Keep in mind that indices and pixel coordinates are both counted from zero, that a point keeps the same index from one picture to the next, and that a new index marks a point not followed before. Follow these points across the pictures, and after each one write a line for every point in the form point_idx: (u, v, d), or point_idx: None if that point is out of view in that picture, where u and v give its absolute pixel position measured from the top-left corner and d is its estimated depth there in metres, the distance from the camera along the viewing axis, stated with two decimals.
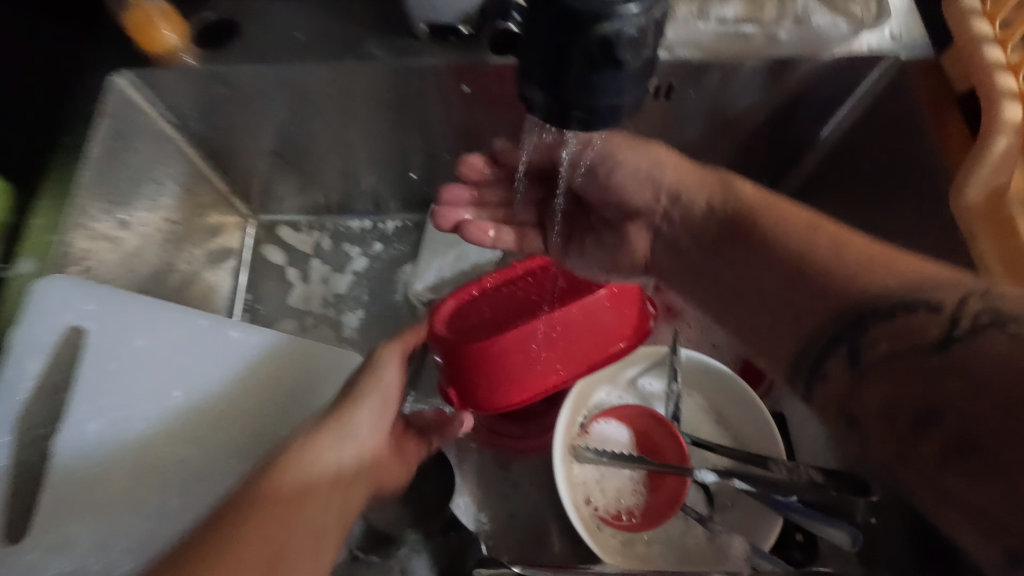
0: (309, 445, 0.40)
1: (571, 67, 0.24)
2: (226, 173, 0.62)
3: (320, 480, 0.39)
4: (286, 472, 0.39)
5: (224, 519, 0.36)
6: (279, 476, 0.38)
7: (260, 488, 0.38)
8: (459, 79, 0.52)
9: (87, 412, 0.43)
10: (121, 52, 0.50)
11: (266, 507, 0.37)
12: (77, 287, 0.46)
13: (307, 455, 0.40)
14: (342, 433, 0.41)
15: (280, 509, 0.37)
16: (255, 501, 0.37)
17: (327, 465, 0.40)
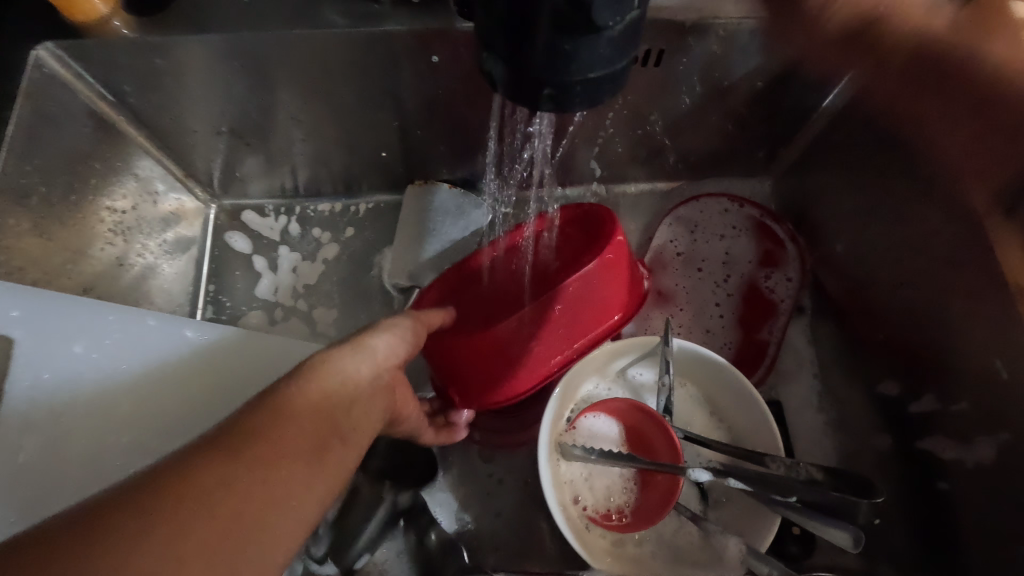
0: (341, 355, 0.35)
1: (538, 40, 0.20)
2: (179, 154, 0.57)
3: (346, 391, 0.33)
4: (311, 379, 0.32)
5: (212, 437, 0.28)
6: (302, 380, 0.32)
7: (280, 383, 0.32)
8: (427, 48, 0.47)
9: (20, 428, 0.39)
10: (44, 21, 0.45)
11: (257, 425, 0.29)
12: (6, 291, 0.42)
13: (334, 360, 0.34)
14: (377, 345, 0.37)
15: (297, 404, 0.30)
16: (264, 412, 0.29)
17: (343, 380, 0.34)
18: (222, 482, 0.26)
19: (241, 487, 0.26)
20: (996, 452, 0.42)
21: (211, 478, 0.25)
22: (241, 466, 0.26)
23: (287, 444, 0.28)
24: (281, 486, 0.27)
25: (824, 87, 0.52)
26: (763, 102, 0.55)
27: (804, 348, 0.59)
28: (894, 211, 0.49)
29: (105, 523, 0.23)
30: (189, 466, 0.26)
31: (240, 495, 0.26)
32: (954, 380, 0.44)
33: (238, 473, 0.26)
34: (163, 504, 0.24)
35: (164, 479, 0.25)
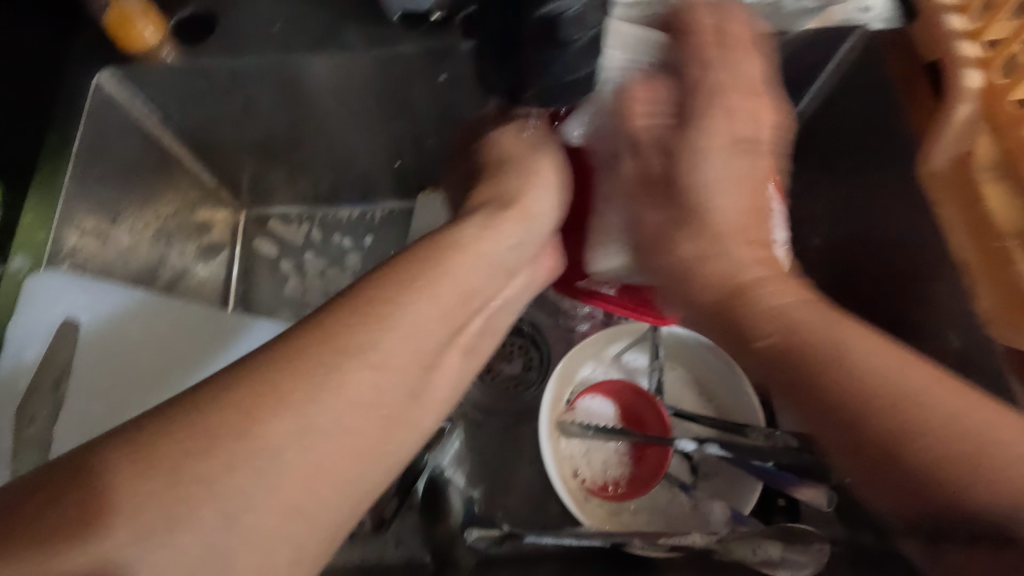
0: (479, 235, 0.35)
1: None
2: (212, 166, 0.63)
3: (479, 288, 0.34)
4: (440, 266, 0.32)
5: (324, 338, 0.27)
6: (436, 276, 0.32)
7: (406, 272, 0.31)
8: (436, 67, 0.53)
9: (85, 398, 0.45)
10: (105, 48, 0.51)
11: (368, 334, 0.28)
12: (69, 281, 0.47)
13: (475, 245, 0.34)
14: (518, 230, 0.36)
15: (420, 303, 0.30)
16: (375, 305, 0.29)
17: (488, 269, 0.34)
18: (329, 415, 0.26)
19: (344, 414, 0.27)
20: None
21: (314, 403, 0.26)
22: (348, 385, 0.27)
23: (400, 363, 0.29)
24: (383, 399, 0.28)
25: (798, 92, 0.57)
26: None
27: None
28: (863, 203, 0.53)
29: (204, 447, 0.24)
30: (293, 386, 0.26)
31: (333, 421, 0.26)
32: None
33: (345, 399, 0.27)
34: (270, 433, 0.25)
35: (267, 398, 0.25)
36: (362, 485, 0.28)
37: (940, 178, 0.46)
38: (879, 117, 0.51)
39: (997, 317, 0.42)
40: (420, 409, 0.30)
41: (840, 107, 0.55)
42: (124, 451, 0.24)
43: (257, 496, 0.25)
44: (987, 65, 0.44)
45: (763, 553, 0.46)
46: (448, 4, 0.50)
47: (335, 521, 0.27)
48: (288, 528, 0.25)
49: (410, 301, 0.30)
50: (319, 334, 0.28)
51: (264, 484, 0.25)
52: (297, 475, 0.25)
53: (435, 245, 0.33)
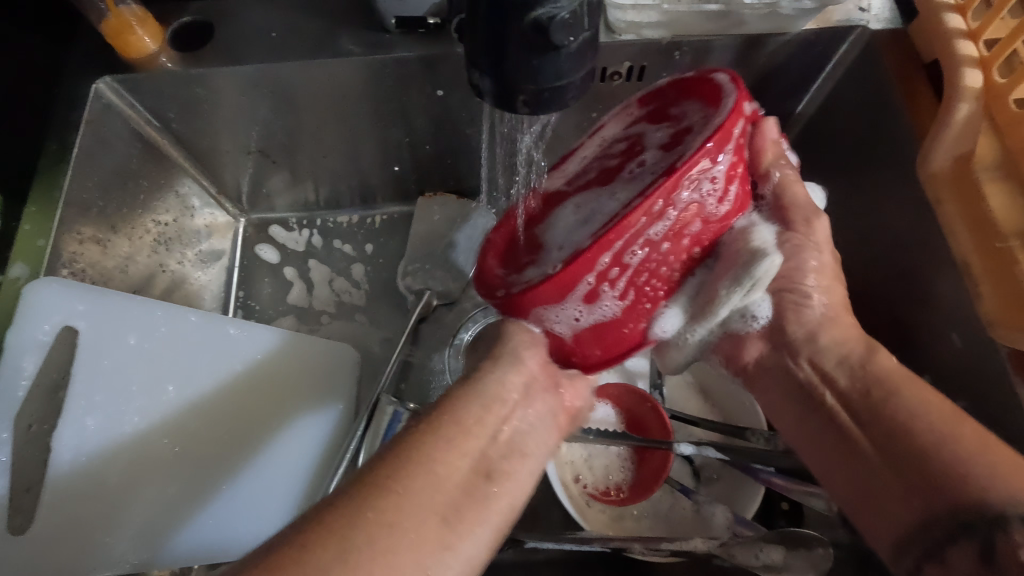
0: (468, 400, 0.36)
1: (511, 52, 0.25)
2: (212, 173, 0.63)
3: (483, 432, 0.35)
4: (452, 431, 0.34)
5: (360, 492, 0.30)
6: (455, 429, 0.34)
7: (438, 422, 0.34)
8: (434, 72, 0.53)
9: (84, 408, 0.45)
10: (103, 56, 0.52)
11: (411, 466, 0.31)
12: (69, 289, 0.46)
13: (485, 408, 0.36)
14: (518, 377, 0.39)
15: (443, 471, 0.32)
16: (413, 451, 0.32)
17: (491, 416, 0.36)
18: (395, 512, 0.29)
19: (402, 515, 0.29)
20: None
21: (378, 501, 0.29)
22: (397, 502, 0.30)
23: (438, 485, 0.31)
24: (416, 527, 0.29)
25: (796, 93, 0.57)
26: None
27: None
28: (861, 203, 0.53)
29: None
30: (360, 493, 0.30)
31: (397, 524, 0.29)
32: (919, 357, 0.49)
33: (397, 507, 0.29)
34: (346, 530, 0.28)
35: (354, 487, 0.30)
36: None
37: (943, 178, 0.45)
38: (878, 118, 0.51)
39: (995, 321, 0.41)
40: (455, 536, 0.30)
41: (838, 108, 0.55)
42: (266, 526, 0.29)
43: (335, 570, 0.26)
44: (986, 64, 0.43)
45: (765, 558, 0.45)
46: (444, 9, 0.50)
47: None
48: None
49: (440, 452, 0.33)
50: (357, 511, 0.29)
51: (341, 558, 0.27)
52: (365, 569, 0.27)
53: (447, 403, 0.36)
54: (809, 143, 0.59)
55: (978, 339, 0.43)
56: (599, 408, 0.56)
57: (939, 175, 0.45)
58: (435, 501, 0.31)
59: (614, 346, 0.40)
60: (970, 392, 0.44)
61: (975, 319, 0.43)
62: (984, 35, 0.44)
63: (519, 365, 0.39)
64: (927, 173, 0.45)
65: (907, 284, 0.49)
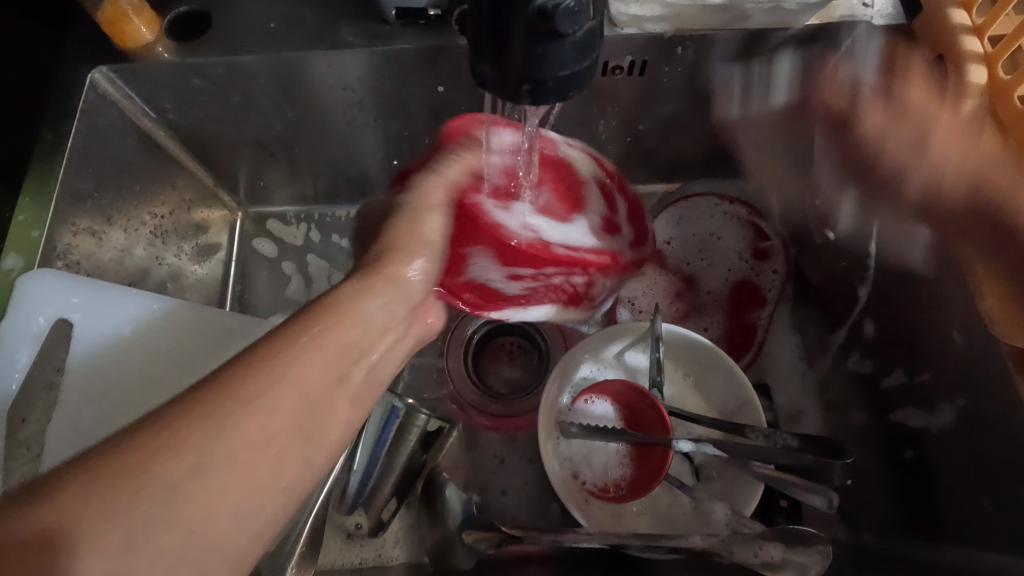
0: (351, 298, 0.35)
1: (515, 40, 0.24)
2: (209, 165, 0.63)
3: (357, 339, 0.34)
4: (326, 329, 0.32)
5: (203, 397, 0.28)
6: (315, 333, 0.32)
7: (305, 325, 0.32)
8: (435, 65, 0.53)
9: (77, 401, 0.44)
10: (98, 45, 0.51)
11: (261, 380, 0.29)
12: (63, 281, 0.46)
13: (347, 316, 0.34)
14: (389, 294, 0.36)
15: (298, 366, 0.31)
16: (265, 356, 0.30)
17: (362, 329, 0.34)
18: (239, 434, 0.28)
19: (243, 438, 0.28)
20: (955, 417, 0.46)
21: (212, 426, 0.27)
22: (238, 423, 0.28)
23: (292, 400, 0.30)
24: (265, 448, 0.29)
25: (797, 90, 0.57)
26: (743, 105, 0.59)
27: (790, 338, 0.62)
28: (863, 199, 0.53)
29: (114, 546, 0.24)
30: (199, 412, 0.27)
31: (238, 443, 0.28)
32: (920, 354, 0.49)
33: (236, 430, 0.28)
34: (173, 465, 0.26)
35: (191, 401, 0.28)
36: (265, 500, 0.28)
37: (948, 176, 0.45)
38: None
39: (998, 318, 0.41)
40: (307, 450, 0.30)
41: None
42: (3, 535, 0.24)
43: (164, 501, 0.25)
44: (991, 61, 0.43)
45: (765, 556, 0.45)
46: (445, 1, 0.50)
47: (232, 551, 0.27)
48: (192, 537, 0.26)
49: (297, 358, 0.31)
50: (179, 419, 0.27)
51: (163, 498, 0.25)
52: (189, 508, 0.26)
53: (322, 309, 0.33)
54: None
55: (982, 336, 0.43)
56: (600, 404, 0.55)
57: (943, 173, 0.45)
58: (284, 414, 0.29)
59: (481, 298, 0.44)
60: (971, 389, 0.44)
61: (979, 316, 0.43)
62: (989, 31, 0.43)
63: (406, 296, 0.38)
64: (932, 171, 0.46)
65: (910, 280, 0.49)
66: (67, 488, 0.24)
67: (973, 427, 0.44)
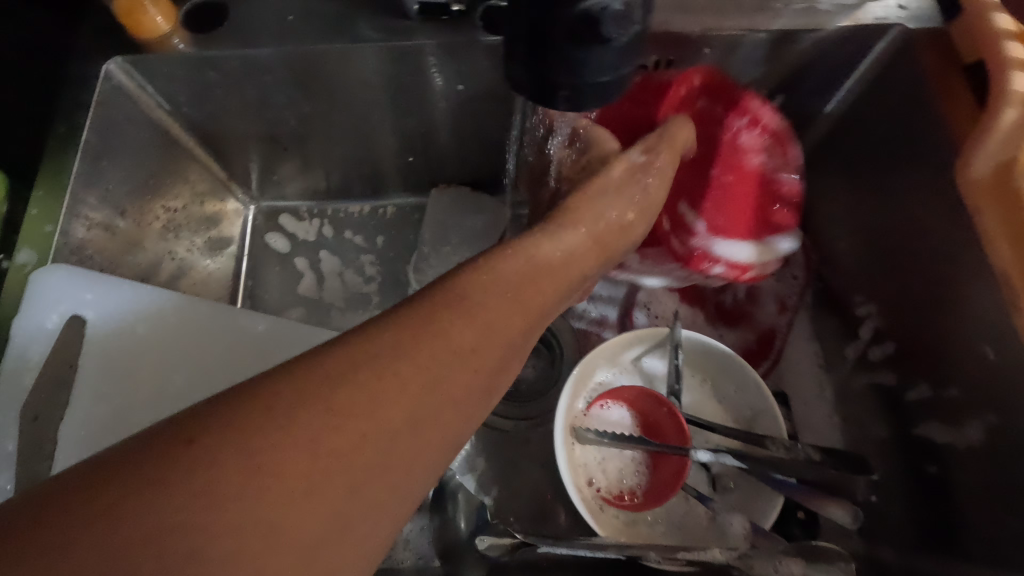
0: (537, 243, 0.34)
1: (555, 45, 0.23)
2: (222, 158, 0.62)
3: (543, 292, 0.33)
4: (515, 279, 0.32)
5: (351, 359, 0.26)
6: (484, 286, 0.31)
7: (470, 281, 0.31)
8: (455, 60, 0.51)
9: (89, 397, 0.44)
10: (113, 36, 0.50)
11: (415, 342, 0.28)
12: (75, 277, 0.45)
13: (520, 261, 0.33)
14: (566, 240, 0.36)
15: (460, 326, 0.29)
16: (420, 319, 0.29)
17: (536, 277, 0.33)
18: (375, 410, 0.26)
19: (385, 419, 0.26)
20: (983, 435, 0.44)
21: (355, 399, 0.26)
22: (383, 392, 0.26)
23: (450, 362, 0.28)
24: (407, 424, 0.26)
25: (826, 93, 0.55)
26: (768, 108, 0.58)
27: (810, 346, 0.61)
28: (892, 208, 0.52)
29: (189, 503, 0.23)
30: (349, 377, 0.26)
31: (379, 419, 0.26)
32: (946, 369, 0.48)
33: (378, 408, 0.26)
34: (299, 439, 0.24)
35: (332, 369, 0.26)
36: (390, 491, 0.26)
37: (982, 186, 0.43)
38: (912, 120, 0.49)
39: None
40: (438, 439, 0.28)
41: (870, 109, 0.53)
42: (111, 489, 0.23)
43: (275, 486, 0.24)
44: None
45: (785, 570, 0.44)
46: None
47: (341, 540, 0.24)
48: (307, 524, 0.24)
49: (456, 321, 0.29)
50: (326, 376, 0.26)
51: (275, 478, 0.24)
52: (299, 490, 0.24)
53: (493, 259, 0.32)
54: (837, 143, 0.58)
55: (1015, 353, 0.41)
56: (615, 411, 0.55)
57: (978, 182, 0.43)
58: (421, 389, 0.27)
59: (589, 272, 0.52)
60: (1001, 407, 0.43)
61: (1013, 332, 0.41)
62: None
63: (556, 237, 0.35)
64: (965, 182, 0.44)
65: (940, 293, 0.48)
66: (154, 460, 0.23)
67: (1002, 446, 0.43)
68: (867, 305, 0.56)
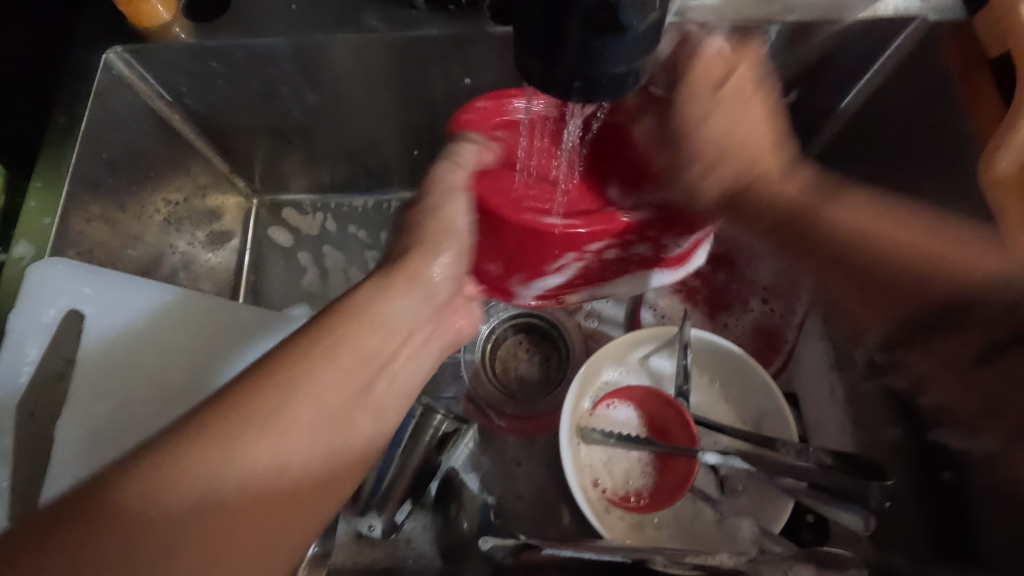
0: (372, 298, 0.36)
1: (573, 32, 0.22)
2: (224, 151, 0.61)
3: (379, 346, 0.35)
4: (345, 336, 0.33)
5: (223, 410, 0.29)
6: (339, 335, 0.33)
7: (317, 332, 0.33)
8: (462, 51, 0.50)
9: (88, 394, 0.43)
10: (114, 25, 0.49)
11: (283, 389, 0.30)
12: (72, 270, 0.45)
13: (369, 312, 0.35)
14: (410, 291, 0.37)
15: (323, 372, 0.32)
16: (283, 368, 0.31)
17: (386, 330, 0.35)
18: (260, 451, 0.29)
19: (265, 460, 0.29)
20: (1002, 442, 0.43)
21: (238, 445, 0.29)
22: (263, 438, 0.29)
23: (322, 401, 0.31)
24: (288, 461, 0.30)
25: (842, 87, 0.54)
26: (782, 102, 0.56)
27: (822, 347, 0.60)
28: (910, 208, 0.51)
29: (116, 536, 0.26)
30: (231, 427, 0.29)
31: (261, 463, 0.29)
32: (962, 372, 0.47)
33: (260, 450, 0.29)
34: (188, 489, 0.27)
35: (211, 422, 0.29)
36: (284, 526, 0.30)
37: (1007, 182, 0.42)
38: (932, 117, 0.48)
39: None
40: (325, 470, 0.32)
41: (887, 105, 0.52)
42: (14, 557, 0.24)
43: (176, 534, 0.27)
44: None
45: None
46: None
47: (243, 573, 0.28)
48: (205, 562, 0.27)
49: (322, 366, 0.32)
50: (201, 431, 0.28)
51: (174, 525, 0.27)
52: (197, 531, 0.27)
53: (335, 314, 0.34)
54: (853, 139, 0.56)
55: None
56: (623, 411, 0.53)
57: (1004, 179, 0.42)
58: (300, 428, 0.30)
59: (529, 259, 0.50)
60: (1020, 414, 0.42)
61: None
62: None
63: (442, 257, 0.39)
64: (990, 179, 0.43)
65: None
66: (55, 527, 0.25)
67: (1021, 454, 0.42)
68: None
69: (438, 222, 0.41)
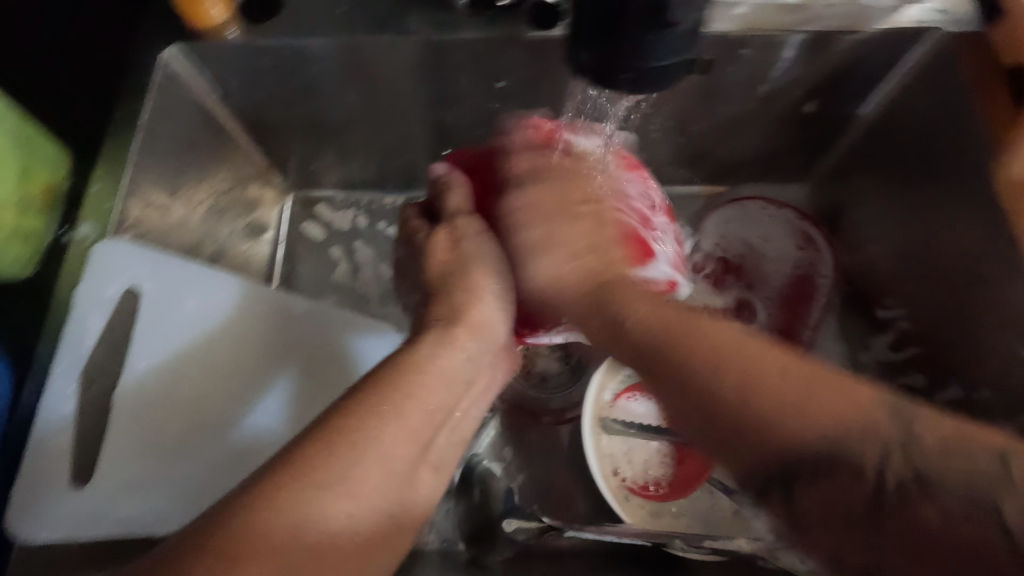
0: (435, 354, 0.37)
1: (622, 27, 0.24)
2: (265, 146, 0.64)
3: (442, 401, 0.36)
4: (407, 394, 0.34)
5: (307, 450, 0.31)
6: (399, 397, 0.34)
7: (382, 389, 0.34)
8: (498, 54, 0.53)
9: (144, 367, 0.46)
10: (173, 23, 0.52)
11: (361, 435, 0.32)
12: (132, 251, 0.48)
13: (425, 364, 0.36)
14: (470, 345, 0.39)
15: (391, 428, 0.33)
16: (359, 417, 0.32)
17: (444, 386, 0.36)
18: (345, 492, 0.30)
19: (351, 501, 0.30)
20: None
21: (325, 487, 0.30)
22: (345, 480, 0.30)
23: (395, 448, 0.33)
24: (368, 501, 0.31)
25: (861, 95, 0.56)
26: (802, 108, 0.58)
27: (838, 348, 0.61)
28: (927, 211, 0.52)
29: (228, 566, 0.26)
30: (320, 465, 0.30)
31: (345, 503, 0.30)
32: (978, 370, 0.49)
33: (343, 494, 0.30)
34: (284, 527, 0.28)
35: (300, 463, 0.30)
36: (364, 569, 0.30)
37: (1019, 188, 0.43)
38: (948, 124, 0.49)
39: None
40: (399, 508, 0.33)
41: (905, 113, 0.53)
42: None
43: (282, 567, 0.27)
44: None
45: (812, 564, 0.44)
46: None
47: None
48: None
49: (389, 418, 0.33)
50: (292, 470, 0.30)
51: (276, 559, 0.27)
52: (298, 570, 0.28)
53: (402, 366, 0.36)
54: (871, 145, 0.58)
55: None
56: (643, 403, 0.55)
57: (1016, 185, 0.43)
58: (377, 469, 0.31)
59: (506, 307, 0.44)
60: None
61: None
62: None
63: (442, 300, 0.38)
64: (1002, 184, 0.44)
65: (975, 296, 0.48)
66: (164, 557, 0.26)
67: None
68: (896, 309, 0.57)
69: (470, 268, 0.41)
